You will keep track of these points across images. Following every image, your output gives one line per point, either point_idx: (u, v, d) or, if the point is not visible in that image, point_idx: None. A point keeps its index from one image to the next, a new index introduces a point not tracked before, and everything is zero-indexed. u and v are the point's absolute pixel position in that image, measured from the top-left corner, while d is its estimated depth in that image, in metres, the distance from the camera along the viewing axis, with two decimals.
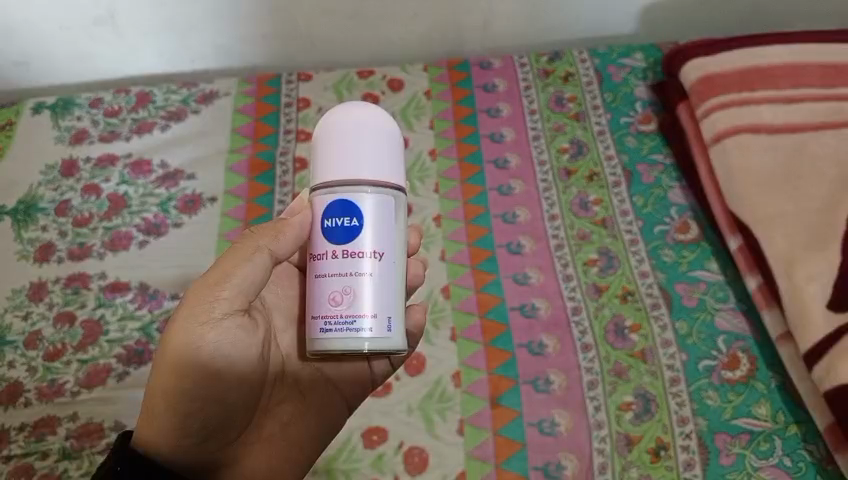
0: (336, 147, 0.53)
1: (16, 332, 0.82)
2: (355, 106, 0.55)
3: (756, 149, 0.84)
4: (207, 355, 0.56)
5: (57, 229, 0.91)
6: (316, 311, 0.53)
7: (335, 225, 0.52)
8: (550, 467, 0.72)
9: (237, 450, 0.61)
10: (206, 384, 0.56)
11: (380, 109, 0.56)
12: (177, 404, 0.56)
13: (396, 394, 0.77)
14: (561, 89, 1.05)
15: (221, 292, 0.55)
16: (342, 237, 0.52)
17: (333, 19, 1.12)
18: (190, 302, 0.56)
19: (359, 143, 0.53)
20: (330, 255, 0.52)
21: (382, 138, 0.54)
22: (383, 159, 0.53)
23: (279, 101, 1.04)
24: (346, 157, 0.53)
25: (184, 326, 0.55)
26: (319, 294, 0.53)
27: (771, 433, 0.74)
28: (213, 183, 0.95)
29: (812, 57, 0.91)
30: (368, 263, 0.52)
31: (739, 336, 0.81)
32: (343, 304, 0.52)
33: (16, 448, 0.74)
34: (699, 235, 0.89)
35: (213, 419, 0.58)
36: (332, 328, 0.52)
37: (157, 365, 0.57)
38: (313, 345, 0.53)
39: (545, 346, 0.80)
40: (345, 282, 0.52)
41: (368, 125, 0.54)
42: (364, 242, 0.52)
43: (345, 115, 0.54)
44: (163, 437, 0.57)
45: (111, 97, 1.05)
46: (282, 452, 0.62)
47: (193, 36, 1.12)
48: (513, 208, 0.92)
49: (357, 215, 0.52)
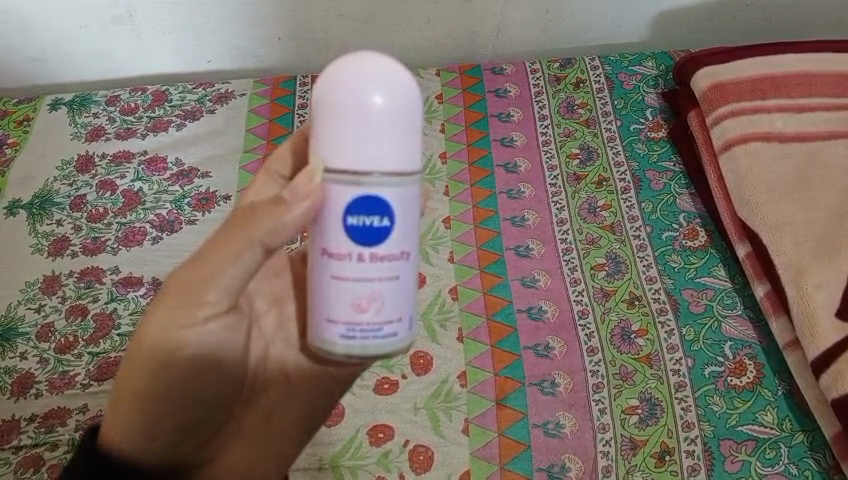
0: (355, 116, 0.48)
1: (29, 323, 0.83)
2: (372, 69, 0.49)
3: (766, 157, 0.85)
4: (184, 360, 0.54)
5: (71, 224, 0.92)
6: (339, 316, 0.50)
7: (361, 224, 0.49)
8: (553, 469, 0.73)
9: (215, 444, 0.61)
10: (184, 385, 0.55)
11: (397, 70, 0.49)
12: (148, 406, 0.55)
13: (404, 392, 0.78)
14: (572, 95, 1.06)
15: (208, 296, 0.54)
16: (368, 235, 0.49)
17: (346, 22, 1.13)
18: (167, 305, 0.54)
19: (378, 116, 0.48)
20: (355, 256, 0.49)
21: (398, 112, 0.49)
22: (402, 139, 0.49)
23: (293, 102, 1.06)
24: (364, 127, 0.48)
25: (161, 331, 0.54)
26: (340, 298, 0.50)
27: (777, 441, 0.74)
28: (225, 183, 0.96)
29: (822, 66, 0.92)
30: (398, 265, 0.50)
31: (746, 343, 0.81)
32: (369, 310, 0.50)
33: (26, 439, 0.74)
34: (707, 242, 0.89)
35: (186, 420, 0.57)
36: (359, 335, 0.50)
37: (127, 367, 0.55)
38: (336, 349, 0.51)
39: (551, 348, 0.80)
40: (371, 289, 0.50)
41: (383, 100, 0.48)
42: (393, 243, 0.50)
43: (363, 74, 0.49)
44: (129, 436, 0.56)
45: (127, 96, 1.08)
46: (263, 445, 0.61)
47: (210, 37, 1.13)
48: (521, 212, 0.93)
49: (388, 214, 0.49)
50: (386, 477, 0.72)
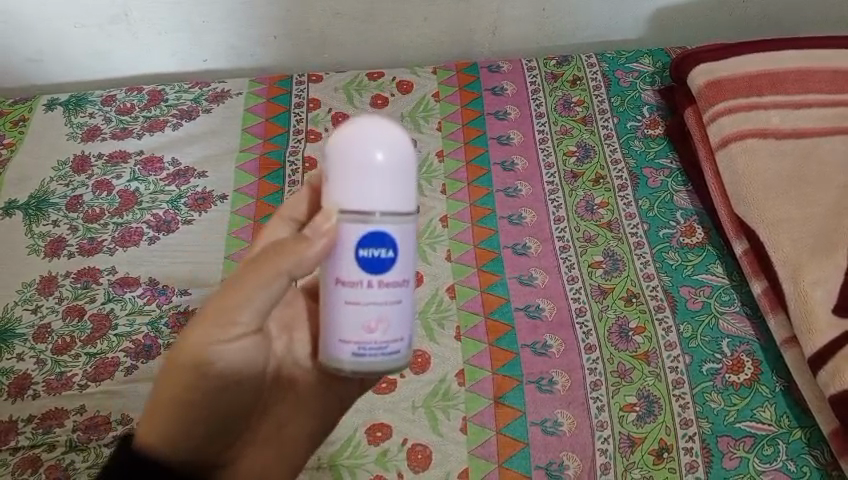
0: (357, 168, 0.51)
1: (26, 324, 0.83)
2: (371, 128, 0.52)
3: (763, 154, 0.85)
4: (218, 373, 0.55)
5: (68, 225, 0.92)
6: (349, 336, 0.53)
7: (370, 256, 0.52)
8: (552, 467, 0.73)
9: (234, 450, 0.60)
10: (218, 396, 0.56)
11: (394, 129, 0.53)
12: (184, 411, 0.56)
13: (402, 391, 0.78)
14: (569, 93, 1.06)
15: (241, 316, 0.55)
16: (375, 268, 0.52)
17: (343, 21, 1.13)
18: (206, 320, 0.55)
19: (378, 166, 0.51)
20: (364, 284, 0.52)
21: (395, 164, 0.52)
22: (400, 187, 0.52)
23: (289, 101, 1.06)
24: (365, 182, 0.51)
25: (198, 345, 0.54)
26: (350, 320, 0.53)
27: (775, 437, 0.74)
28: (222, 182, 0.96)
29: (819, 62, 0.92)
30: (402, 291, 0.54)
31: (744, 340, 0.81)
32: (378, 331, 0.53)
33: (24, 440, 0.74)
34: (704, 239, 0.89)
35: (218, 425, 0.57)
36: (367, 353, 0.53)
37: (165, 376, 0.56)
38: (345, 366, 0.54)
39: (549, 346, 0.80)
40: (380, 311, 0.53)
41: (382, 153, 0.52)
42: (398, 272, 0.53)
43: (364, 133, 0.52)
44: (166, 439, 0.56)
45: (123, 95, 1.07)
46: (278, 451, 0.61)
47: (206, 36, 1.13)
48: (519, 210, 0.92)
49: (393, 247, 0.52)
50: (385, 476, 0.72)
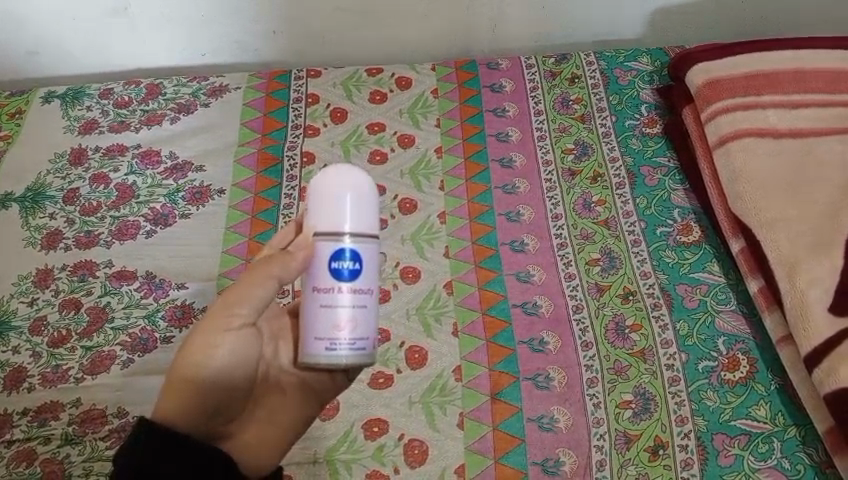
0: (326, 201, 0.56)
1: (22, 317, 0.83)
2: (341, 168, 0.57)
3: (760, 153, 0.85)
4: (222, 355, 0.58)
5: (65, 218, 0.92)
6: (320, 334, 0.55)
7: (340, 268, 0.55)
8: (548, 463, 0.73)
9: (232, 426, 0.61)
10: (223, 372, 0.58)
11: (360, 170, 0.57)
12: (194, 388, 0.57)
13: (398, 387, 0.78)
14: (567, 91, 1.06)
15: (240, 307, 0.58)
16: (344, 279, 0.55)
17: (342, 16, 1.13)
18: (212, 310, 0.58)
19: (344, 197, 0.55)
20: (335, 290, 0.55)
21: (360, 197, 0.56)
22: (365, 216, 0.56)
23: (287, 96, 1.05)
24: (332, 213, 0.55)
25: (205, 332, 0.57)
26: (324, 321, 0.55)
27: (770, 435, 0.74)
28: (220, 176, 0.96)
29: (816, 63, 0.92)
30: (368, 298, 0.56)
31: (740, 338, 0.81)
32: (348, 329, 0.55)
33: (19, 433, 0.74)
34: (701, 238, 0.90)
35: (226, 400, 0.59)
36: (339, 350, 0.55)
37: (179, 360, 0.58)
38: (318, 362, 0.56)
39: (546, 343, 0.81)
40: (348, 311, 0.55)
41: (348, 187, 0.56)
42: (365, 280, 0.55)
43: (339, 173, 0.56)
44: (180, 412, 0.57)
45: (121, 89, 1.07)
46: (269, 434, 0.62)
47: (204, 30, 1.13)
48: (517, 207, 0.93)
49: (361, 260, 0.55)
50: (382, 471, 0.72)
